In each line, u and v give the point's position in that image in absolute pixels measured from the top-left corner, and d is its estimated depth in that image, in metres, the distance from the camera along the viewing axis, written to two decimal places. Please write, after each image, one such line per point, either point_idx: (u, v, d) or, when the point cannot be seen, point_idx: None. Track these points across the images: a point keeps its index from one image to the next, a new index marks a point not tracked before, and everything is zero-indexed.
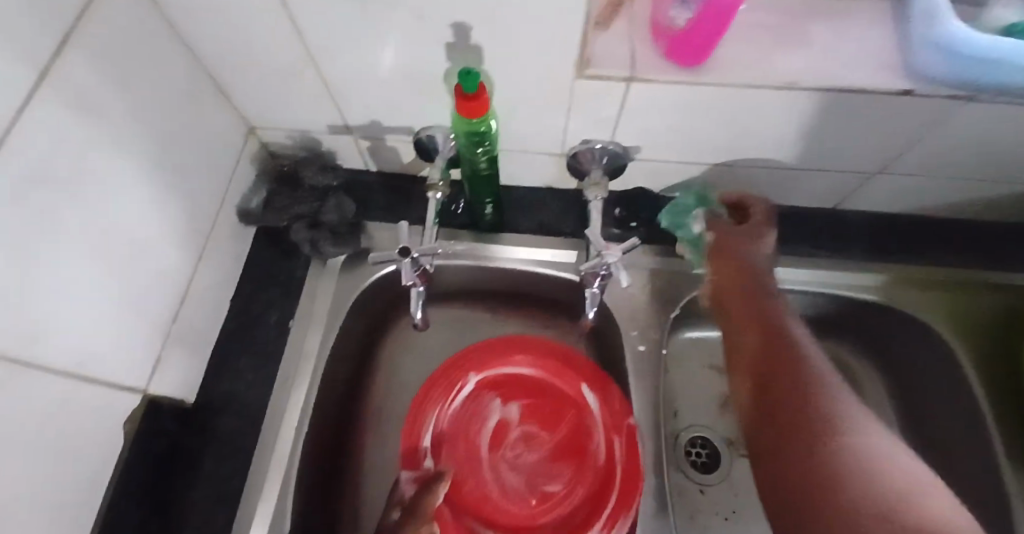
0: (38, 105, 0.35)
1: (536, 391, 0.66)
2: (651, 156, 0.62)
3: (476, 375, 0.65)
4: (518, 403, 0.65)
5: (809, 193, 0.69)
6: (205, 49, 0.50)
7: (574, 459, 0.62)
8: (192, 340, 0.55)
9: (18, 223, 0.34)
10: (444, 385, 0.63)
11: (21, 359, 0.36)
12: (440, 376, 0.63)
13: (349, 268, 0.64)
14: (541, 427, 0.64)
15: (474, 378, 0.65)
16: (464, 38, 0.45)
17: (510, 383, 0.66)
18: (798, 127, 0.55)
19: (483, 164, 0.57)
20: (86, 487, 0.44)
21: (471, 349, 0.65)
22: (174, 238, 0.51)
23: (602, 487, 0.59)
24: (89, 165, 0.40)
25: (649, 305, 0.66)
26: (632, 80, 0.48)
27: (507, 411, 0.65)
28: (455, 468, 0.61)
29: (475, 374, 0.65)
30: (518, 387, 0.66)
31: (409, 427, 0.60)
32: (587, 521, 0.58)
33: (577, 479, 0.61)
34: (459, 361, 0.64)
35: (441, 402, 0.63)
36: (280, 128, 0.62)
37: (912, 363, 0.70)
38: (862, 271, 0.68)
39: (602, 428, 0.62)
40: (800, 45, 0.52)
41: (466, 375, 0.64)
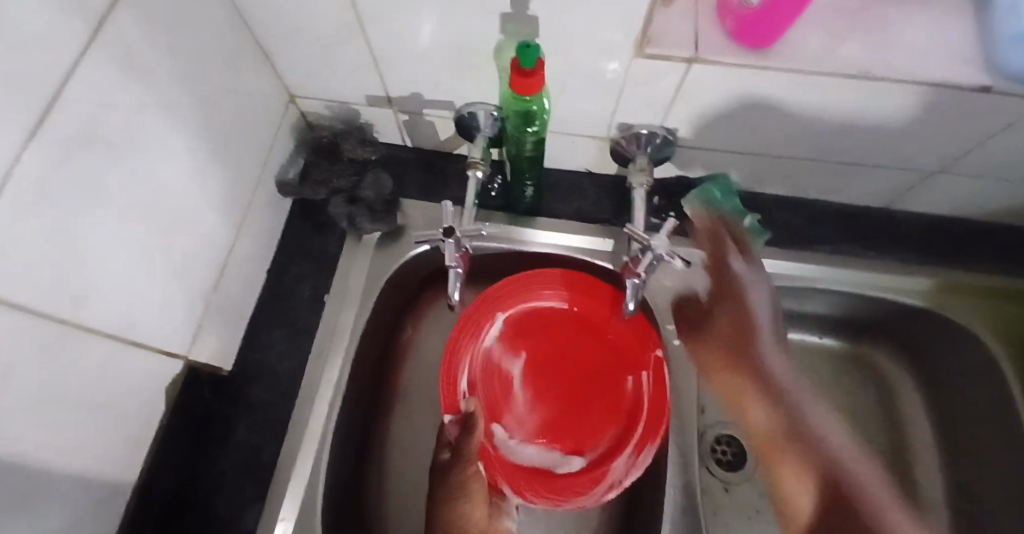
0: (91, 63, 0.34)
1: (566, 323, 0.64)
2: (701, 143, 0.59)
3: (503, 313, 0.62)
4: (548, 334, 0.64)
5: (862, 189, 0.66)
6: (251, 12, 0.48)
7: (604, 388, 0.62)
8: (230, 309, 0.55)
9: (69, 182, 0.34)
10: (472, 321, 0.61)
11: (69, 322, 0.35)
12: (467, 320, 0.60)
13: (383, 245, 0.63)
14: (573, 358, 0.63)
15: (501, 316, 0.62)
16: (521, 10, 0.43)
17: (539, 314, 0.63)
18: (860, 119, 0.52)
19: (529, 145, 0.56)
20: (125, 452, 0.44)
21: (497, 287, 0.62)
22: (216, 206, 0.51)
23: (632, 413, 0.59)
24: (138, 128, 0.39)
25: (686, 299, 0.65)
26: (694, 61, 0.46)
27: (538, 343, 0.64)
28: (491, 404, 0.61)
29: (502, 313, 0.62)
30: (549, 319, 0.63)
31: (445, 375, 0.58)
32: (620, 445, 0.59)
33: (606, 407, 0.61)
34: (487, 298, 0.61)
35: (472, 344, 0.60)
36: (317, 98, 0.61)
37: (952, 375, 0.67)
38: (912, 275, 0.65)
39: (634, 360, 0.61)
40: (870, 34, 0.49)
41: (492, 315, 0.61)
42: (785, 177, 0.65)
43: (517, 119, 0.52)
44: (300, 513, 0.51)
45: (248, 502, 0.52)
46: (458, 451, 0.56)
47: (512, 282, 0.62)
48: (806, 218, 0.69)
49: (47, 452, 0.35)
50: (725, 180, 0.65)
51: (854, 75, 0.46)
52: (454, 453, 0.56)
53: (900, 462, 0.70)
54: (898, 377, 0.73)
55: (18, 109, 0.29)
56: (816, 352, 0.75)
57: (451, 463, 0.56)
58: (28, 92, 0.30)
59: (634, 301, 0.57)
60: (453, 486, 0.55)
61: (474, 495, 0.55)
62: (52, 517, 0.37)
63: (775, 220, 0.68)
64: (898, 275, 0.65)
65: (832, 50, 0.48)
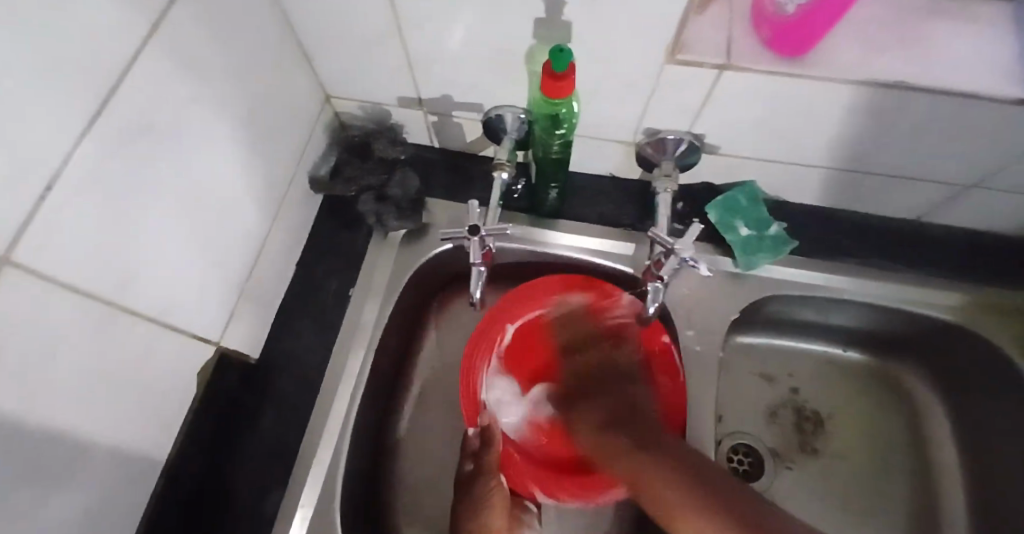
0: (147, 58, 0.36)
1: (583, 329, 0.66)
2: (728, 151, 0.59)
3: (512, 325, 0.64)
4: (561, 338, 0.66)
5: (893, 202, 0.65)
6: (294, 12, 0.50)
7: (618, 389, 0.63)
8: (262, 299, 0.57)
9: (122, 171, 0.35)
10: (489, 332, 0.63)
11: (116, 303, 0.37)
12: (480, 337, 0.62)
13: (408, 243, 0.65)
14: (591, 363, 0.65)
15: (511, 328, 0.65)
16: (556, 15, 0.44)
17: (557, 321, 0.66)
18: (891, 130, 0.52)
19: (555, 148, 0.56)
20: (161, 432, 0.46)
21: (507, 300, 0.64)
22: (254, 199, 0.52)
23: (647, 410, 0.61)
24: (187, 121, 0.41)
25: (708, 306, 0.65)
26: (726, 68, 0.47)
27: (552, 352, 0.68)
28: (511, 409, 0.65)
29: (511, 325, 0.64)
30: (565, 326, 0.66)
31: (466, 389, 0.61)
32: None
33: None
34: (498, 313, 0.64)
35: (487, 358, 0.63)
36: (351, 98, 0.62)
37: (978, 394, 0.66)
38: (939, 291, 0.64)
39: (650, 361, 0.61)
40: (904, 45, 0.49)
41: (503, 328, 0.64)
42: (813, 186, 0.64)
43: (546, 122, 0.53)
44: (322, 500, 0.52)
45: (271, 486, 0.53)
46: (480, 462, 0.58)
47: (521, 293, 0.64)
48: (834, 229, 0.68)
49: (90, 427, 0.37)
50: (752, 187, 0.64)
51: (889, 86, 0.46)
52: (477, 465, 0.58)
53: (923, 483, 0.69)
54: (922, 395, 0.72)
55: (82, 100, 0.31)
56: (838, 367, 0.74)
57: (474, 475, 0.58)
58: (91, 86, 0.32)
59: (655, 305, 0.58)
60: (478, 496, 0.57)
61: (494, 504, 0.56)
62: (96, 491, 0.39)
63: (802, 230, 0.67)
64: (924, 290, 0.64)
65: (865, 60, 0.48)
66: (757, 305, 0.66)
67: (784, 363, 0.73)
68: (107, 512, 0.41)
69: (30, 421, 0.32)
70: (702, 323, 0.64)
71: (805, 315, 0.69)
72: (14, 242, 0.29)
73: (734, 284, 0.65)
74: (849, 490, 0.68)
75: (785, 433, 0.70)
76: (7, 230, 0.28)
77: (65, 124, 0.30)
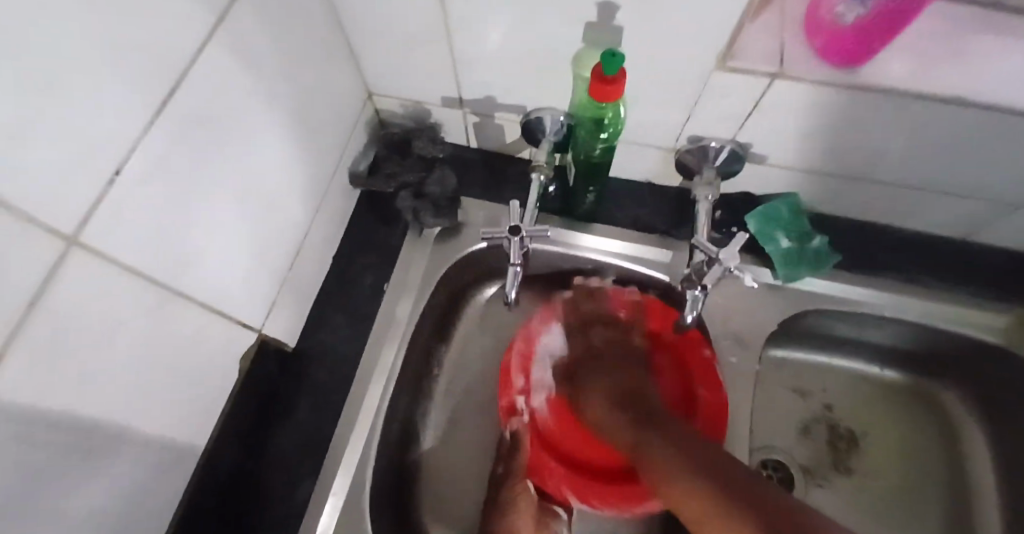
0: (210, 51, 0.36)
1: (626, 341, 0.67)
2: (772, 160, 0.58)
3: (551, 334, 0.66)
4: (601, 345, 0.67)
5: (940, 219, 0.63)
6: (346, 9, 0.51)
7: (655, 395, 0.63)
8: (301, 290, 0.58)
9: (183, 161, 0.36)
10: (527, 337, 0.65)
11: (171, 289, 0.38)
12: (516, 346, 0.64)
13: (442, 241, 0.65)
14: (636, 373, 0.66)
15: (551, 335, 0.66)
16: (607, 20, 0.44)
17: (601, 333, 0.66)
18: (945, 144, 0.51)
19: (597, 151, 0.56)
20: (203, 416, 0.47)
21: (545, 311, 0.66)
22: (299, 192, 0.53)
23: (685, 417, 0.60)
24: (244, 113, 0.42)
25: (743, 317, 0.64)
26: (777, 76, 0.46)
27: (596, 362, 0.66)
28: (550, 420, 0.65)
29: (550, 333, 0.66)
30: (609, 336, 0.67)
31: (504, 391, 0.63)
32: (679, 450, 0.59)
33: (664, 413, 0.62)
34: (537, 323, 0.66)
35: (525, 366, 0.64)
36: (394, 96, 0.63)
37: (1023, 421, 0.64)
38: (984, 311, 0.62)
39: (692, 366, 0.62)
40: (963, 59, 0.47)
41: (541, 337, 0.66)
42: (857, 199, 0.63)
43: (590, 126, 0.53)
44: (351, 492, 0.53)
45: (302, 475, 0.53)
46: (511, 465, 0.60)
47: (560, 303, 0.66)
48: (877, 245, 0.66)
49: (140, 407, 0.38)
50: (794, 198, 0.63)
51: (947, 100, 0.45)
52: (507, 467, 0.60)
53: (958, 508, 0.66)
54: (960, 417, 0.70)
55: (151, 90, 0.32)
56: (874, 384, 0.72)
57: (503, 478, 0.59)
58: (159, 77, 0.33)
59: (692, 315, 0.58)
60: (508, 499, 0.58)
61: (521, 509, 0.58)
62: (142, 471, 0.40)
63: (843, 243, 0.66)
64: (969, 310, 0.62)
65: (922, 72, 0.46)
66: (794, 318, 0.65)
67: (818, 378, 0.72)
68: (150, 492, 0.42)
69: (87, 398, 0.33)
70: (739, 335, 0.63)
71: (842, 330, 0.67)
72: (82, 225, 0.30)
73: (771, 295, 0.64)
74: (882, 509, 0.66)
75: (817, 449, 0.69)
76: (75, 214, 0.29)
77: (135, 111, 0.31)
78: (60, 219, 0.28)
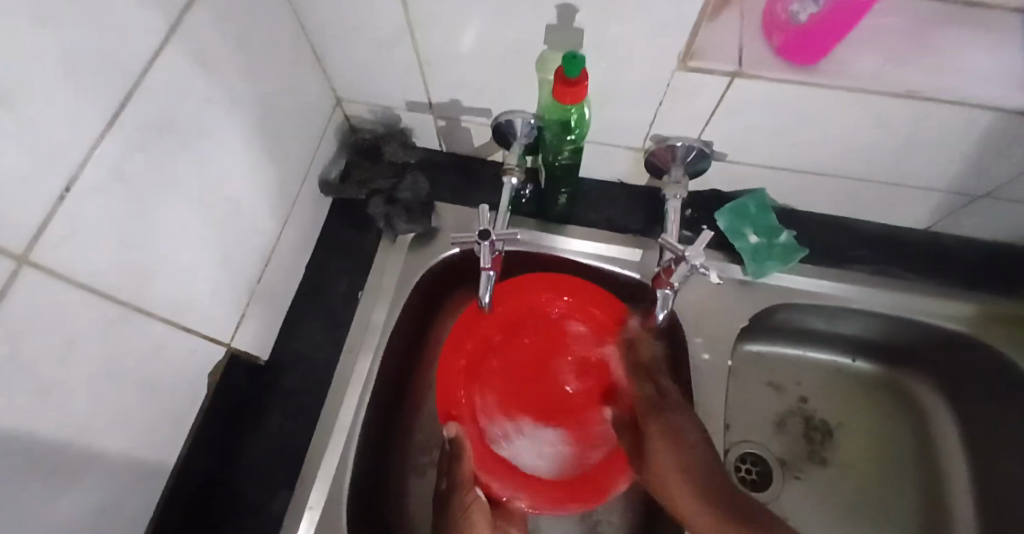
0: (167, 59, 0.36)
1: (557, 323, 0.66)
2: (739, 157, 0.59)
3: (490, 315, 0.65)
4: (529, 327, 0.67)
5: (902, 211, 0.65)
6: (309, 14, 0.51)
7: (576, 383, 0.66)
8: (273, 299, 0.57)
9: (143, 170, 0.36)
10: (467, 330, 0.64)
11: (131, 302, 0.38)
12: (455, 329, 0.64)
13: (416, 247, 0.65)
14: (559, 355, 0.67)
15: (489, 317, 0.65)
16: (569, 23, 0.45)
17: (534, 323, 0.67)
18: (903, 137, 0.52)
19: (565, 154, 0.58)
20: (172, 430, 0.46)
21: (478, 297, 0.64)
22: (266, 200, 0.53)
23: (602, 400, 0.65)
24: (206, 121, 0.42)
25: (716, 313, 0.64)
26: (737, 75, 0.47)
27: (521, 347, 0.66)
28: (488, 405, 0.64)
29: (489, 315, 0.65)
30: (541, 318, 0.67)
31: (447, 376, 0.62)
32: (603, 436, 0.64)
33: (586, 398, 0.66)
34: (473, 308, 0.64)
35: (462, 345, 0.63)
36: (363, 102, 0.63)
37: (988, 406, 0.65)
38: (949, 300, 0.64)
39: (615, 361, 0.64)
40: (914, 54, 0.49)
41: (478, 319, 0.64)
42: (822, 194, 0.64)
43: (557, 127, 0.54)
44: (327, 500, 0.52)
45: (276, 487, 0.53)
46: (454, 479, 0.57)
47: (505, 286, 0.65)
48: (843, 238, 0.67)
49: (101, 422, 0.37)
50: (762, 195, 0.64)
51: (902, 94, 0.46)
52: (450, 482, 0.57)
53: (930, 496, 0.68)
54: (932, 407, 0.71)
55: (103, 101, 0.32)
56: (847, 376, 0.73)
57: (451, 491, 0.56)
58: (112, 87, 0.32)
59: (664, 312, 0.59)
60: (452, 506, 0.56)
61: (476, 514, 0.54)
62: (108, 490, 0.39)
63: (811, 238, 0.67)
64: (934, 300, 0.64)
65: (877, 68, 0.48)
66: (767, 313, 0.66)
67: (792, 372, 0.73)
68: (117, 510, 0.41)
69: (44, 416, 0.32)
70: (712, 333, 0.63)
71: (813, 323, 0.69)
72: (33, 242, 0.29)
73: (741, 291, 0.65)
74: (855, 501, 0.67)
75: (792, 442, 0.70)
76: (26, 230, 0.28)
77: (90, 123, 0.31)
78: (10, 237, 0.28)
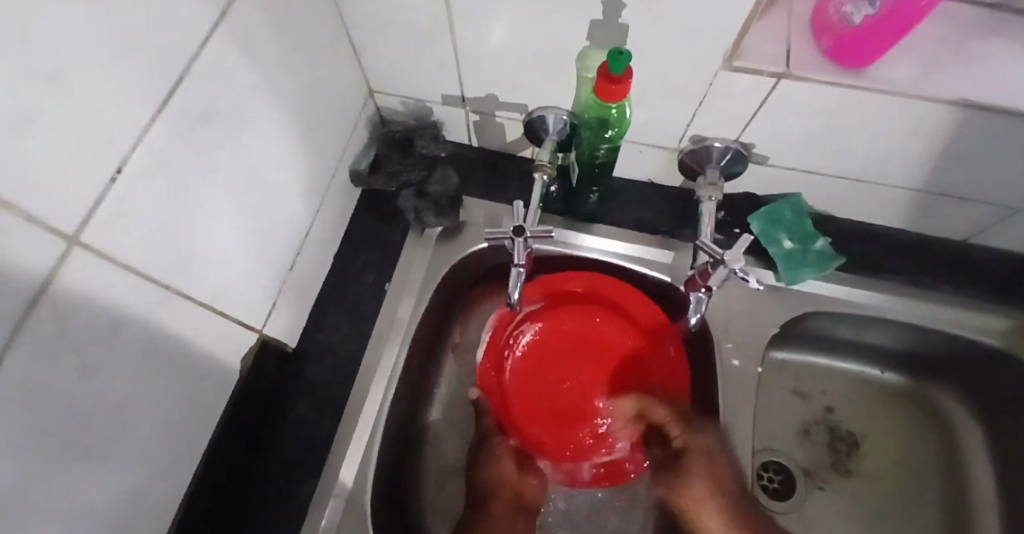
0: (214, 45, 0.36)
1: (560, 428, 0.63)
2: (776, 162, 0.58)
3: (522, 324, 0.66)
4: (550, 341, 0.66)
5: (943, 221, 0.63)
6: (350, 5, 0.51)
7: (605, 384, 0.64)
8: (301, 289, 0.57)
9: (187, 155, 0.36)
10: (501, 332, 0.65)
11: (172, 287, 0.38)
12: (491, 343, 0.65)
13: (444, 241, 0.64)
14: (570, 356, 0.65)
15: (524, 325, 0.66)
16: (614, 18, 0.44)
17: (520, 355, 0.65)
18: (950, 146, 0.51)
19: (601, 151, 0.57)
20: (202, 416, 0.46)
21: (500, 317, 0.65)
22: (301, 188, 0.53)
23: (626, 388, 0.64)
24: (248, 108, 0.42)
25: (747, 319, 0.63)
26: (783, 76, 0.46)
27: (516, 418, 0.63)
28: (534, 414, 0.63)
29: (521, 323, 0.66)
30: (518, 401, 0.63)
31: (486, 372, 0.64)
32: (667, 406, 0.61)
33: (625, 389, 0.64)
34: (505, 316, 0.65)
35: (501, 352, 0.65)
36: (396, 93, 0.62)
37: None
38: (986, 313, 0.62)
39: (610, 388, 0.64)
40: (966, 61, 0.47)
41: (511, 333, 0.65)
42: (858, 202, 0.63)
43: (594, 125, 0.54)
44: (351, 492, 0.52)
45: (302, 474, 0.53)
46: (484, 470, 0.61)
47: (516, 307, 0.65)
48: (878, 246, 0.66)
49: (140, 407, 0.37)
50: (798, 200, 0.63)
51: (955, 101, 0.45)
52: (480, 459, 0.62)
53: (958, 512, 0.66)
54: (964, 423, 0.69)
55: (153, 83, 0.32)
56: (876, 388, 0.72)
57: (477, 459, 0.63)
58: (161, 72, 0.32)
59: (697, 316, 0.58)
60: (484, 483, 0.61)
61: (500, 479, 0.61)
62: (140, 473, 0.39)
63: (845, 245, 0.66)
64: (968, 312, 0.62)
65: (927, 74, 0.46)
66: (799, 319, 0.65)
67: (819, 381, 0.72)
68: (148, 494, 0.41)
69: (86, 398, 0.32)
70: (750, 341, 0.62)
71: (841, 332, 0.67)
72: (84, 223, 0.29)
73: (772, 297, 0.64)
74: (887, 514, 0.66)
75: (817, 452, 0.69)
76: (76, 210, 0.28)
77: (138, 106, 0.31)
78: (60, 216, 0.27)
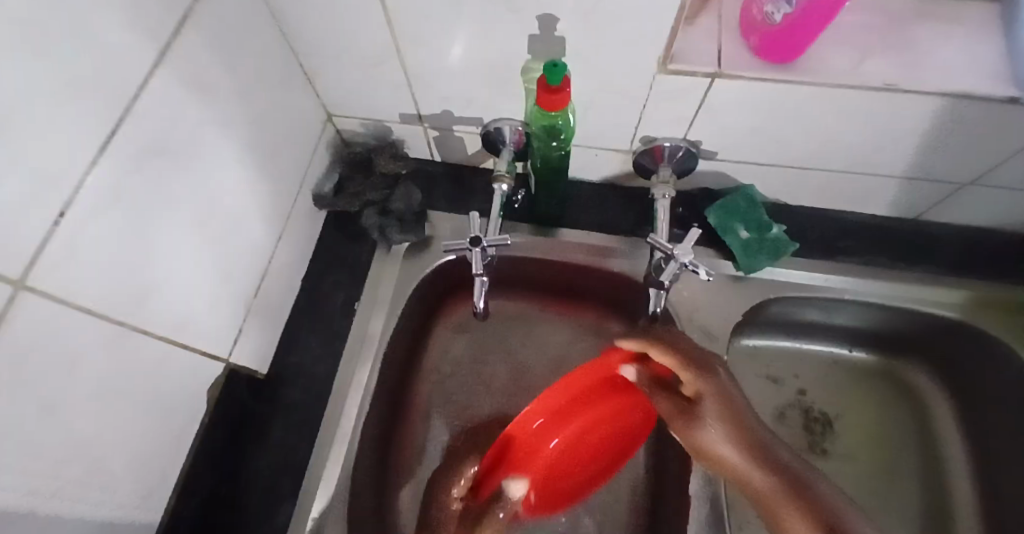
0: (156, 84, 0.37)
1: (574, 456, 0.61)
2: (725, 156, 0.60)
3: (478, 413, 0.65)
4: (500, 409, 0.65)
5: (892, 201, 0.65)
6: (298, 33, 0.52)
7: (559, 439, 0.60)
8: (269, 314, 0.58)
9: (138, 191, 0.37)
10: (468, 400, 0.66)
11: (129, 322, 0.38)
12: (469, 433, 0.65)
13: (410, 256, 0.65)
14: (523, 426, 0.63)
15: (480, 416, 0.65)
16: (550, 32, 0.46)
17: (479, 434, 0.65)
18: (886, 130, 0.53)
19: (554, 158, 0.59)
20: (171, 447, 0.46)
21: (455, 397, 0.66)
22: (260, 215, 0.54)
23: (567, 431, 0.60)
24: (202, 139, 0.43)
25: (710, 311, 0.65)
26: (717, 75, 0.48)
27: (535, 506, 0.62)
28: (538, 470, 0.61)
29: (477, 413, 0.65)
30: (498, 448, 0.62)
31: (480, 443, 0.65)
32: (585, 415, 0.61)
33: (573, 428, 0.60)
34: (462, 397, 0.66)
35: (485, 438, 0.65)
36: (353, 115, 0.64)
37: (999, 401, 0.64)
38: (941, 287, 0.64)
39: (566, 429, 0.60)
40: (891, 49, 0.50)
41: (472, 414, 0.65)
42: (810, 189, 0.65)
43: (542, 135, 0.56)
44: (330, 512, 0.53)
45: (281, 498, 0.53)
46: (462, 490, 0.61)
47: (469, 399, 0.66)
48: (833, 230, 0.68)
49: (106, 443, 0.38)
50: (751, 190, 0.65)
51: (879, 88, 0.47)
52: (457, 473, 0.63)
53: (936, 483, 0.68)
54: (933, 395, 0.71)
55: (96, 127, 0.33)
56: (845, 367, 0.74)
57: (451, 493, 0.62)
58: (103, 115, 0.33)
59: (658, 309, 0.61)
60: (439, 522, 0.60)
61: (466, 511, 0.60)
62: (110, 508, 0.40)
63: (801, 233, 0.68)
64: (923, 286, 0.64)
65: (854, 63, 0.49)
66: (764, 305, 0.66)
67: (791, 365, 0.73)
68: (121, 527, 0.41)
69: (44, 438, 0.32)
70: (717, 329, 0.64)
71: (806, 315, 0.69)
72: (30, 266, 0.30)
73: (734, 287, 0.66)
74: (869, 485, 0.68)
75: (795, 435, 0.70)
76: (20, 257, 0.29)
77: (81, 150, 0.32)
78: (6, 263, 0.28)
